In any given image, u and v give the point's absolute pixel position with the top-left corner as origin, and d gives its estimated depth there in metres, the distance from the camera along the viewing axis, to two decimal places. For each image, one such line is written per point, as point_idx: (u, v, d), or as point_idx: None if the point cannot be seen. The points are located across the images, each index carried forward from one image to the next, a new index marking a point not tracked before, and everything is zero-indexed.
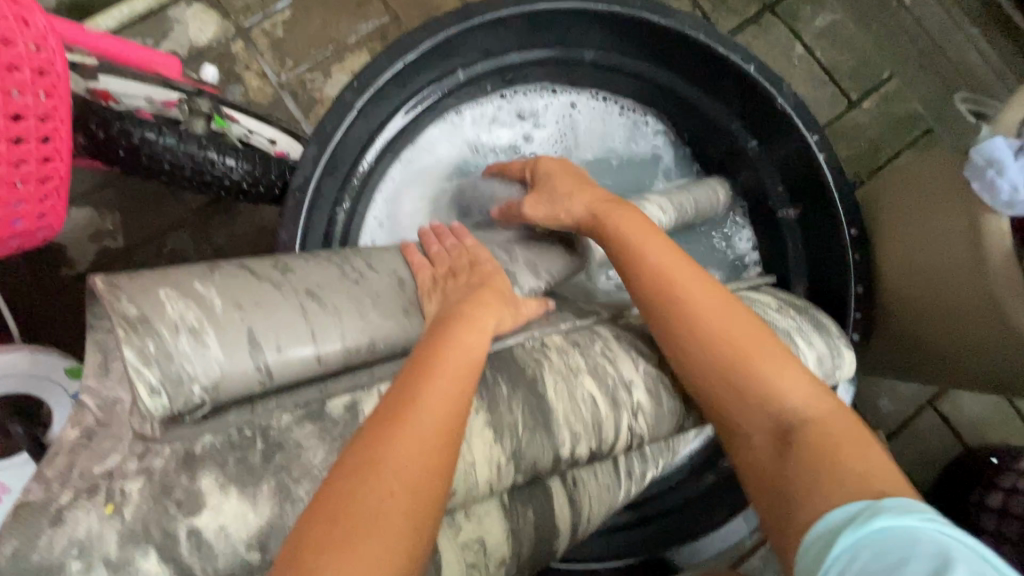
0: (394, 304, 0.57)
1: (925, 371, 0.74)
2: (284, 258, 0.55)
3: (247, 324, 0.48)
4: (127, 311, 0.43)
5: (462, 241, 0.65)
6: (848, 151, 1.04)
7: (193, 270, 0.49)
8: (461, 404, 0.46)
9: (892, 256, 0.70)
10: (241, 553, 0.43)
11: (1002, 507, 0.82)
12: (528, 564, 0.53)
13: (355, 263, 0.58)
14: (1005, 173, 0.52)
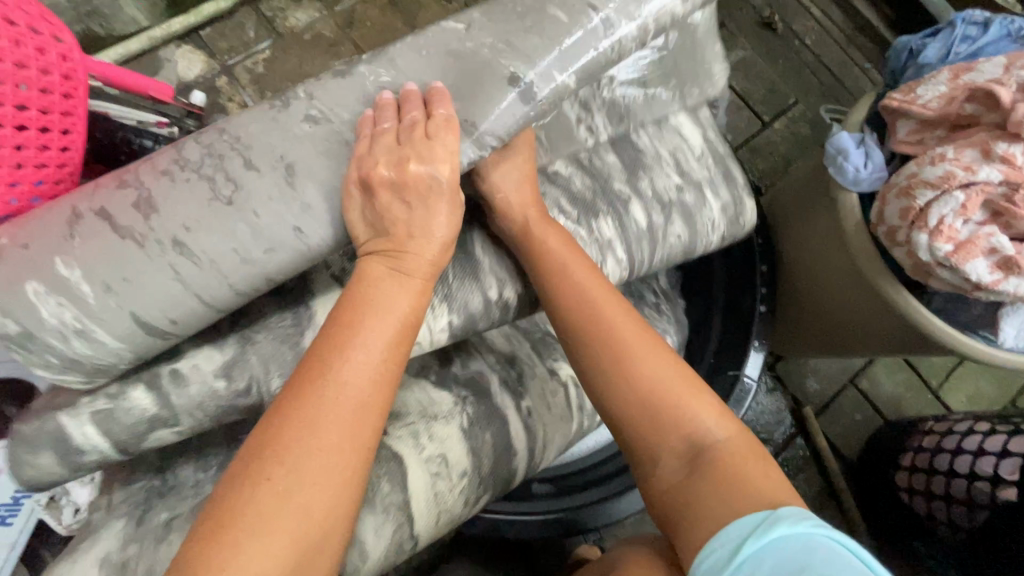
0: (281, 223, 0.44)
1: (836, 337, 0.85)
2: (146, 183, 0.44)
3: (128, 308, 0.42)
4: (5, 324, 0.41)
5: (431, 111, 0.48)
6: (762, 164, 1.20)
7: (52, 230, 0.42)
8: (380, 364, 0.44)
9: (794, 240, 0.83)
10: (211, 383, 0.48)
11: (912, 464, 0.93)
12: (488, 478, 0.60)
13: (230, 166, 0.45)
14: (850, 157, 0.66)
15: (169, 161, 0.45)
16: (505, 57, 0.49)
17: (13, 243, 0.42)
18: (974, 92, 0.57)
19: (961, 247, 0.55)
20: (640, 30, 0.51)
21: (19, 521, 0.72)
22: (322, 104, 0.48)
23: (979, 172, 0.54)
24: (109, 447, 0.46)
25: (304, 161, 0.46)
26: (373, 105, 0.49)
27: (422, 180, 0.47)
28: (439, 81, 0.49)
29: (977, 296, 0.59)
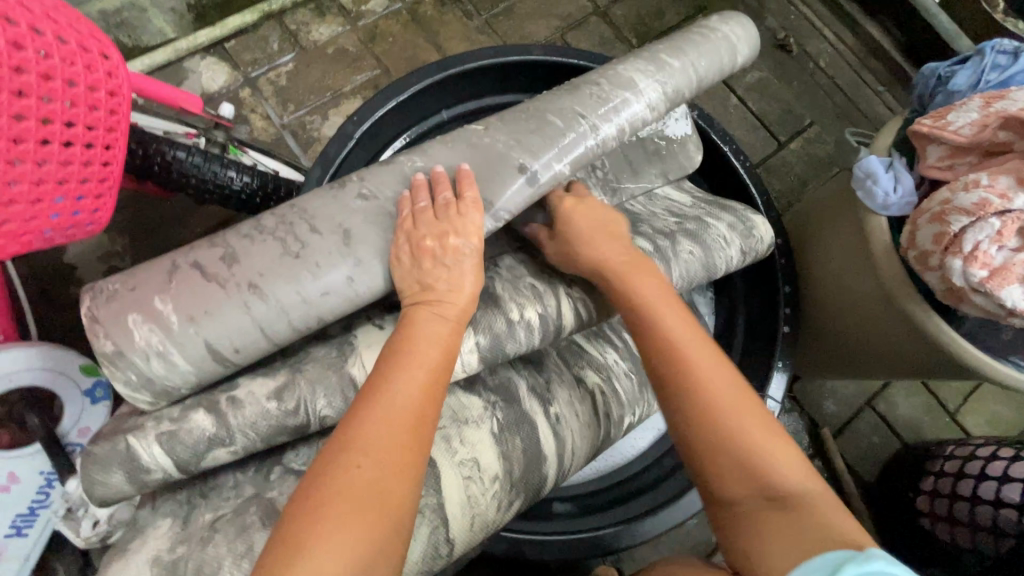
0: (336, 272, 0.50)
1: (858, 358, 0.85)
2: (232, 242, 0.50)
3: (203, 336, 0.48)
4: (104, 346, 0.47)
5: (460, 194, 0.54)
6: (779, 185, 1.21)
7: (153, 275, 0.49)
8: (439, 381, 0.47)
9: (818, 259, 0.83)
10: (264, 404, 0.51)
11: (934, 489, 0.92)
12: (520, 484, 0.59)
13: (297, 229, 0.51)
14: (879, 181, 0.66)
15: (250, 227, 0.52)
16: (515, 149, 0.57)
17: (123, 283, 0.49)
18: (1008, 121, 0.57)
19: (995, 273, 0.55)
20: (620, 129, 0.61)
21: (34, 532, 0.71)
22: (370, 184, 0.55)
23: (1014, 200, 0.54)
24: (173, 466, 0.49)
25: (356, 228, 0.52)
26: (408, 186, 0.55)
27: (456, 249, 0.52)
28: (464, 164, 0.56)
29: (1010, 322, 0.59)
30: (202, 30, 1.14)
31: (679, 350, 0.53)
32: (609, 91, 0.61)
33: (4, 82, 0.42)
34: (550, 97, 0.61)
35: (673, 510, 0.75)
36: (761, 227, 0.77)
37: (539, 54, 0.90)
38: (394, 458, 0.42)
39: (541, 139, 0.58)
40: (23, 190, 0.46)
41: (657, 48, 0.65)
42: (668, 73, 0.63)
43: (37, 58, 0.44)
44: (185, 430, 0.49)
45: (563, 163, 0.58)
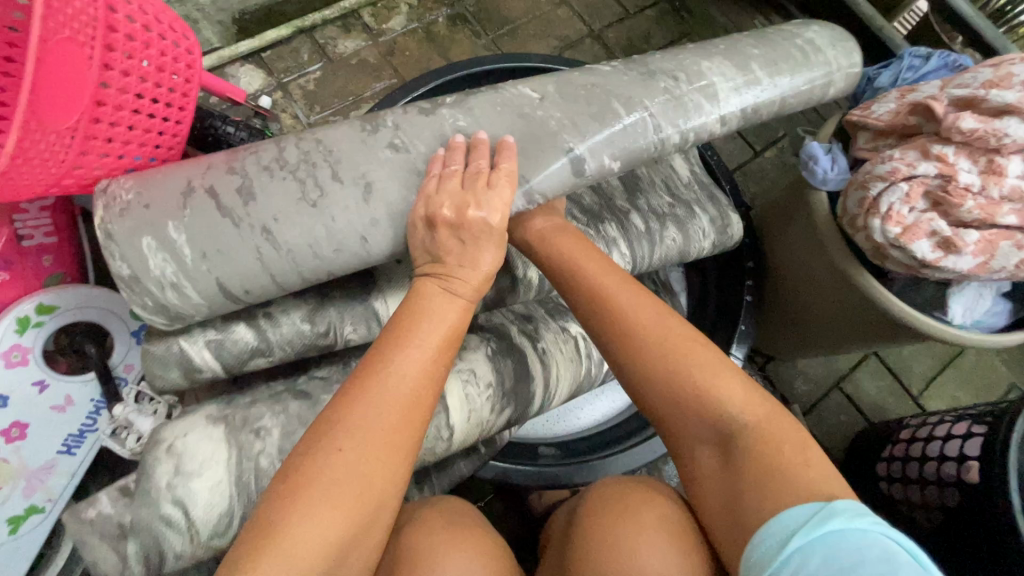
0: (351, 230, 0.56)
1: (814, 330, 0.95)
2: (251, 173, 0.56)
3: (214, 274, 0.55)
4: (120, 267, 0.54)
5: (496, 165, 0.59)
6: (754, 188, 1.33)
7: (168, 196, 0.54)
8: (432, 369, 0.53)
9: (776, 240, 0.95)
10: (299, 324, 0.64)
11: (894, 455, 1.01)
12: (510, 395, 0.69)
13: (320, 174, 0.57)
14: (819, 161, 0.77)
15: (269, 158, 0.57)
16: (566, 130, 0.62)
17: (137, 200, 0.54)
18: (915, 107, 0.69)
19: (907, 230, 0.66)
20: (681, 134, 0.67)
21: (82, 452, 0.80)
22: (404, 135, 0.60)
23: (918, 167, 0.66)
24: (219, 367, 0.62)
25: (380, 182, 0.58)
26: (445, 145, 0.60)
27: (475, 223, 0.57)
28: (508, 135, 0.61)
29: (925, 275, 0.70)
30: (242, 41, 1.29)
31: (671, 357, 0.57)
32: (684, 95, 0.67)
33: (122, 44, 0.54)
34: (615, 76, 0.67)
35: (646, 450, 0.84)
36: (736, 227, 0.87)
37: (536, 61, 1.05)
38: (378, 437, 0.49)
39: (600, 131, 0.63)
40: (120, 132, 0.57)
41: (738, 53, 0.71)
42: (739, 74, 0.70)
43: (142, 30, 0.57)
44: (233, 338, 0.61)
45: (613, 158, 0.64)
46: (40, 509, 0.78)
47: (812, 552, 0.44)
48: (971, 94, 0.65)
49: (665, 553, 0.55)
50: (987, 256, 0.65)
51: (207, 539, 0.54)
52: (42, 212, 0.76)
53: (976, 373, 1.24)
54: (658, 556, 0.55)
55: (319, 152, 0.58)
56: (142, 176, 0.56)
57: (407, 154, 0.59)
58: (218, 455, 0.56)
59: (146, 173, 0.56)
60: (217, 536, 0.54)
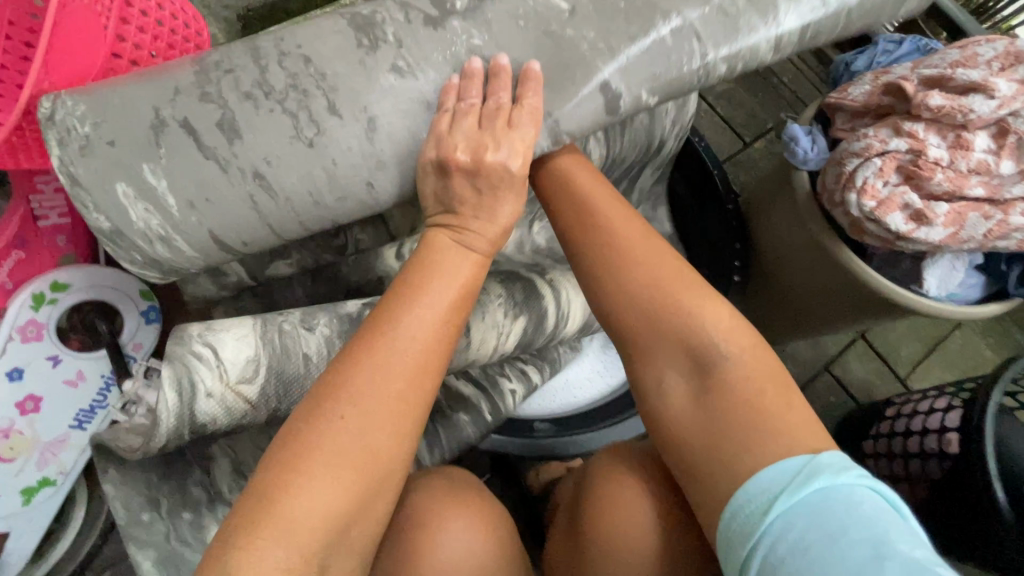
0: (354, 176, 0.52)
1: (800, 310, 0.99)
2: (230, 104, 0.49)
3: (206, 226, 0.50)
4: (98, 220, 0.48)
5: (518, 99, 0.54)
6: (743, 178, 1.37)
7: (135, 130, 0.48)
8: (440, 331, 0.53)
9: (762, 223, 0.98)
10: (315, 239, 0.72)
11: (885, 432, 1.03)
12: (523, 304, 0.76)
13: (314, 106, 0.50)
14: (799, 141, 0.81)
15: (251, 82, 0.50)
16: (600, 55, 0.55)
17: (98, 135, 0.48)
18: (888, 87, 0.72)
19: (881, 203, 0.69)
20: (731, 62, 0.59)
21: (93, 426, 0.83)
22: (407, 56, 0.52)
23: (891, 143, 0.69)
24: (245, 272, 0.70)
25: (384, 115, 0.51)
26: (460, 71, 0.54)
27: (500, 171, 0.55)
28: (533, 61, 0.55)
29: (900, 247, 0.73)
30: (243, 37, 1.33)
31: (673, 304, 0.59)
32: (741, 12, 0.58)
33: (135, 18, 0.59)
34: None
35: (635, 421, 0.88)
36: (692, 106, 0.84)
37: None
38: (383, 399, 0.49)
39: (640, 56, 0.56)
40: None
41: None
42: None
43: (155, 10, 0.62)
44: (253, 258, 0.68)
45: (653, 90, 0.57)
46: (51, 482, 0.81)
47: (799, 514, 0.47)
48: (940, 74, 0.69)
49: (640, 490, 0.62)
50: (957, 227, 0.68)
51: (236, 381, 0.57)
52: (57, 194, 0.77)
53: (961, 357, 1.27)
54: (635, 493, 0.62)
55: (308, 77, 0.51)
56: (95, 103, 0.49)
57: (415, 83, 0.52)
58: (245, 325, 0.60)
59: (94, 93, 0.50)
60: (245, 381, 0.58)
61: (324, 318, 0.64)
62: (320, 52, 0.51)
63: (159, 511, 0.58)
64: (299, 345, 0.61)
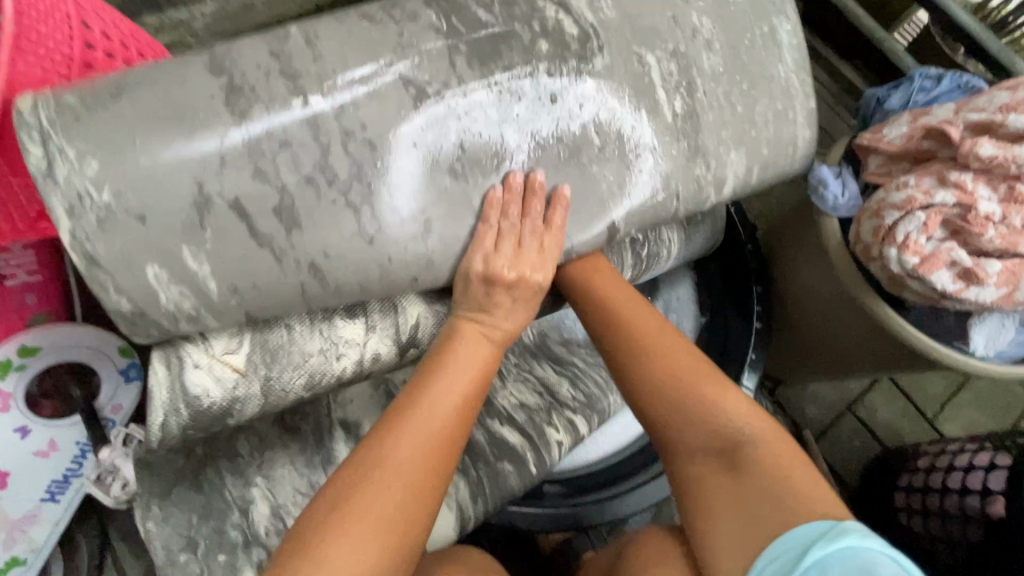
0: (404, 271, 0.51)
1: (830, 358, 0.91)
2: (287, 187, 0.46)
3: (244, 308, 0.48)
4: (119, 303, 0.45)
5: (548, 219, 0.55)
6: (759, 207, 1.30)
7: (164, 204, 0.44)
8: (470, 410, 0.52)
9: (786, 268, 0.91)
10: None
11: (918, 486, 0.96)
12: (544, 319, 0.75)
13: (377, 204, 0.48)
14: (829, 186, 0.75)
15: (313, 162, 0.47)
16: (612, 195, 0.58)
17: (122, 204, 0.43)
18: (929, 131, 0.66)
19: (925, 260, 0.63)
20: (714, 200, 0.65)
21: (66, 499, 0.77)
22: (465, 161, 0.52)
23: (936, 195, 0.63)
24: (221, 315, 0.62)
25: (438, 216, 0.51)
26: (503, 179, 0.53)
27: (530, 284, 0.57)
28: (564, 184, 0.56)
29: (945, 306, 0.66)
30: None
31: (670, 361, 0.58)
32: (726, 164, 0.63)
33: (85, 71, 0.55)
34: (666, 140, 0.59)
35: (652, 487, 0.81)
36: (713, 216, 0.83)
37: None
38: (421, 464, 0.46)
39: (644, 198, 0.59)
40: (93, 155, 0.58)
41: (778, 121, 0.66)
42: (752, 161, 0.65)
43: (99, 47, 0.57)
44: None
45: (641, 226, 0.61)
46: (21, 561, 0.76)
47: (832, 565, 0.41)
48: (988, 119, 0.63)
49: None
50: (1010, 287, 0.62)
51: (222, 353, 0.51)
52: (25, 252, 0.71)
53: (992, 396, 1.20)
54: None
55: (374, 164, 0.48)
56: (110, 151, 0.42)
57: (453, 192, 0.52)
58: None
59: (103, 138, 0.43)
60: (231, 351, 0.51)
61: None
62: (387, 137, 0.48)
63: (196, 553, 0.57)
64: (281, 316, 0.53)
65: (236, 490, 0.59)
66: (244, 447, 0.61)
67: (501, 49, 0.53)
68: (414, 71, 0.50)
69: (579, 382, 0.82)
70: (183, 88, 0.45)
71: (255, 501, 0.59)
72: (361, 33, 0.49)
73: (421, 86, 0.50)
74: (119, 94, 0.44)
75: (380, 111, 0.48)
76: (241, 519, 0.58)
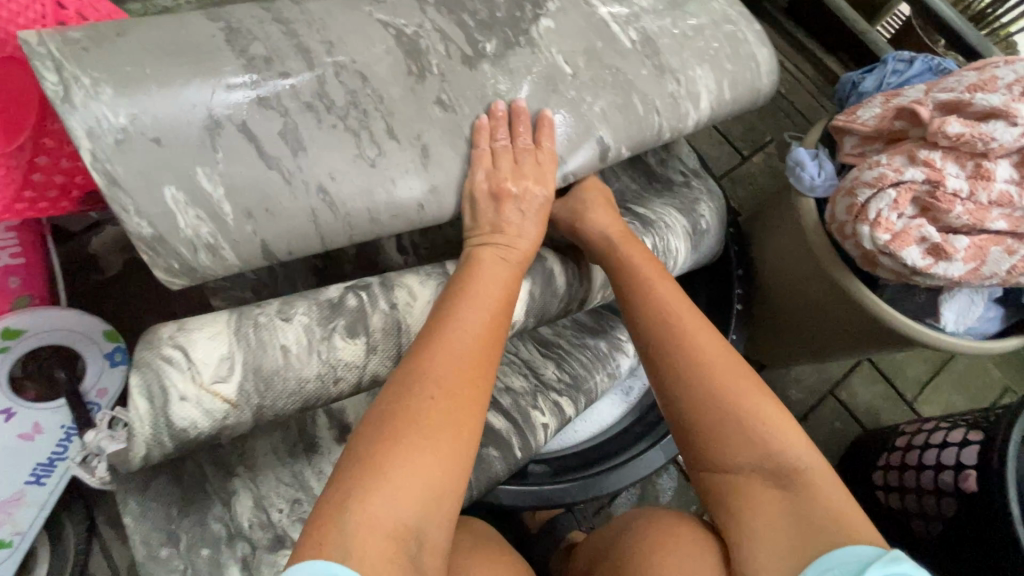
0: (410, 197, 0.53)
1: (810, 339, 0.93)
2: (292, 113, 0.48)
3: (260, 236, 0.48)
4: (140, 227, 0.44)
5: (538, 142, 0.58)
6: (742, 194, 1.32)
7: (185, 130, 0.45)
8: (498, 332, 0.52)
9: (765, 252, 0.92)
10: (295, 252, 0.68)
11: (898, 464, 0.98)
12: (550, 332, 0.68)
13: (375, 127, 0.51)
14: (805, 167, 0.77)
15: (311, 92, 0.49)
16: (598, 119, 0.61)
17: (137, 127, 0.44)
18: (900, 111, 0.68)
19: (896, 237, 0.64)
20: (698, 112, 0.68)
21: (51, 482, 0.77)
22: (450, 90, 0.55)
23: (906, 172, 0.64)
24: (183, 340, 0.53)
25: (435, 143, 0.54)
26: (487, 111, 0.57)
27: (534, 197, 0.59)
28: (547, 109, 0.59)
29: (915, 283, 0.68)
30: None
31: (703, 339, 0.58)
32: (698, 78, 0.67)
33: None
34: (635, 62, 0.63)
35: (636, 466, 0.83)
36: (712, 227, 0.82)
37: None
38: (462, 392, 0.47)
39: (627, 115, 0.62)
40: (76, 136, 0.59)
41: (732, 42, 0.70)
42: (720, 76, 0.69)
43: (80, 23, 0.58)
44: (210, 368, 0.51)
45: (632, 144, 0.64)
46: (6, 543, 0.75)
47: None
48: (957, 98, 0.64)
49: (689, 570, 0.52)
50: (977, 261, 0.64)
51: (211, 382, 0.47)
52: (7, 233, 0.74)
53: (970, 376, 1.23)
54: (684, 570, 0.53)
55: (374, 115, 0.51)
56: (120, 79, 0.44)
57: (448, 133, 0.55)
58: (218, 320, 0.49)
59: (114, 67, 0.44)
60: (221, 381, 0.47)
61: (302, 306, 0.52)
62: (378, 76, 0.52)
63: (178, 546, 0.56)
64: (277, 337, 0.50)
65: (218, 481, 0.60)
66: (225, 438, 0.61)
67: (464, 0, 0.58)
68: (391, 14, 0.54)
69: (565, 362, 0.83)
70: (182, 32, 0.47)
71: (238, 493, 0.60)
72: (355, 15, 0.53)
73: (398, 27, 0.54)
74: (124, 33, 0.46)
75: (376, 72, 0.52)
76: (222, 512, 0.59)
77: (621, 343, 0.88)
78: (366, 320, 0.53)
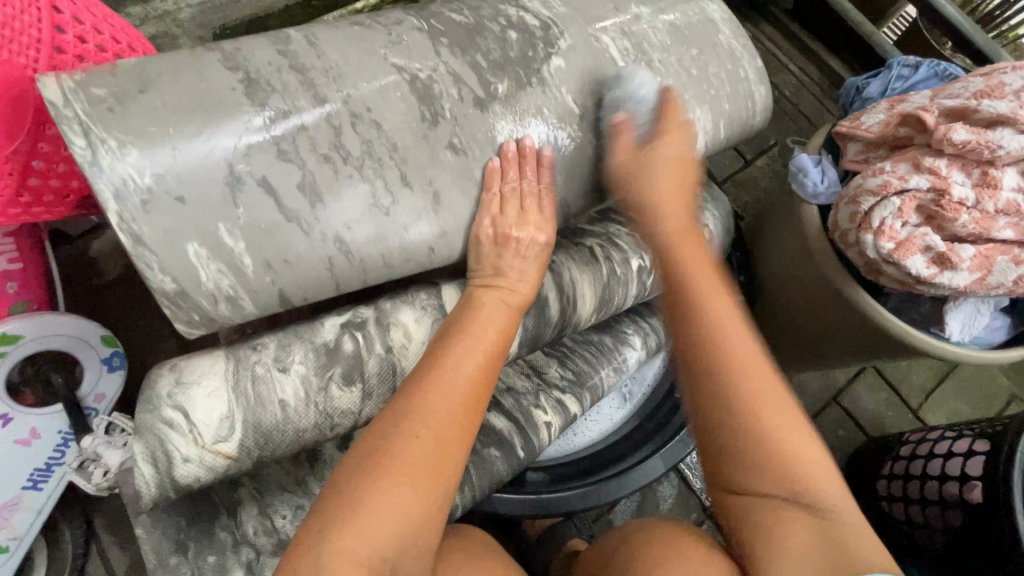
0: (420, 242, 0.53)
1: (813, 345, 0.91)
2: (307, 162, 0.48)
3: (277, 286, 0.49)
4: (162, 283, 0.45)
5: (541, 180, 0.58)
6: (745, 199, 1.30)
7: (209, 193, 0.46)
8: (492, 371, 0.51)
9: (768, 259, 0.91)
10: None
11: (902, 474, 0.96)
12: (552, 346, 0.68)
13: (388, 176, 0.51)
14: (808, 174, 0.76)
15: (327, 144, 0.49)
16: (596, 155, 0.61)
17: (161, 187, 0.44)
18: (905, 117, 0.67)
19: (901, 245, 0.63)
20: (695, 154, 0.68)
21: (49, 487, 0.77)
22: (462, 134, 0.55)
23: (910, 180, 0.63)
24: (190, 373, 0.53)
25: (445, 186, 0.54)
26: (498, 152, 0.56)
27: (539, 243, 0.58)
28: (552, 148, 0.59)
29: (920, 292, 0.67)
30: None
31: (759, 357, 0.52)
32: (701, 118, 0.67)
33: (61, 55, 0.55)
34: None
35: (635, 475, 0.82)
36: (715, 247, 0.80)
37: None
38: (451, 434, 0.46)
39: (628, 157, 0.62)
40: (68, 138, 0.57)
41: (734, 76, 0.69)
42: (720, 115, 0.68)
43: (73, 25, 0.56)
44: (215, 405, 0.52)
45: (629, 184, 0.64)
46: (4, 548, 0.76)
47: None
48: (963, 104, 0.63)
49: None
50: (983, 271, 0.63)
51: (213, 442, 0.48)
52: (6, 239, 0.73)
53: (975, 384, 1.21)
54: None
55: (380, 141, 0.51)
56: (144, 140, 0.44)
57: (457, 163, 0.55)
58: (217, 369, 0.49)
59: (137, 128, 0.44)
60: (223, 440, 0.48)
61: (299, 354, 0.52)
62: (381, 100, 0.52)
63: (187, 555, 0.56)
64: (276, 392, 0.50)
65: (224, 492, 0.59)
66: None
67: (476, 39, 0.57)
68: (405, 58, 0.54)
69: (568, 361, 0.81)
70: (200, 76, 0.47)
71: (243, 502, 0.60)
72: (358, 39, 0.53)
73: (413, 72, 0.53)
74: (146, 88, 0.46)
75: (380, 98, 0.52)
76: (229, 522, 0.59)
77: (626, 335, 0.85)
78: (362, 367, 0.53)
